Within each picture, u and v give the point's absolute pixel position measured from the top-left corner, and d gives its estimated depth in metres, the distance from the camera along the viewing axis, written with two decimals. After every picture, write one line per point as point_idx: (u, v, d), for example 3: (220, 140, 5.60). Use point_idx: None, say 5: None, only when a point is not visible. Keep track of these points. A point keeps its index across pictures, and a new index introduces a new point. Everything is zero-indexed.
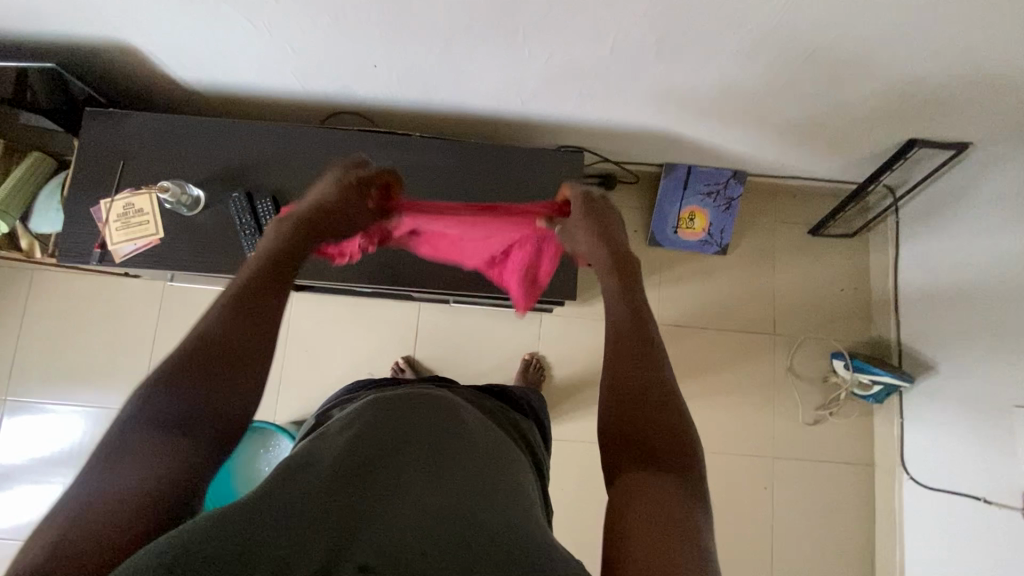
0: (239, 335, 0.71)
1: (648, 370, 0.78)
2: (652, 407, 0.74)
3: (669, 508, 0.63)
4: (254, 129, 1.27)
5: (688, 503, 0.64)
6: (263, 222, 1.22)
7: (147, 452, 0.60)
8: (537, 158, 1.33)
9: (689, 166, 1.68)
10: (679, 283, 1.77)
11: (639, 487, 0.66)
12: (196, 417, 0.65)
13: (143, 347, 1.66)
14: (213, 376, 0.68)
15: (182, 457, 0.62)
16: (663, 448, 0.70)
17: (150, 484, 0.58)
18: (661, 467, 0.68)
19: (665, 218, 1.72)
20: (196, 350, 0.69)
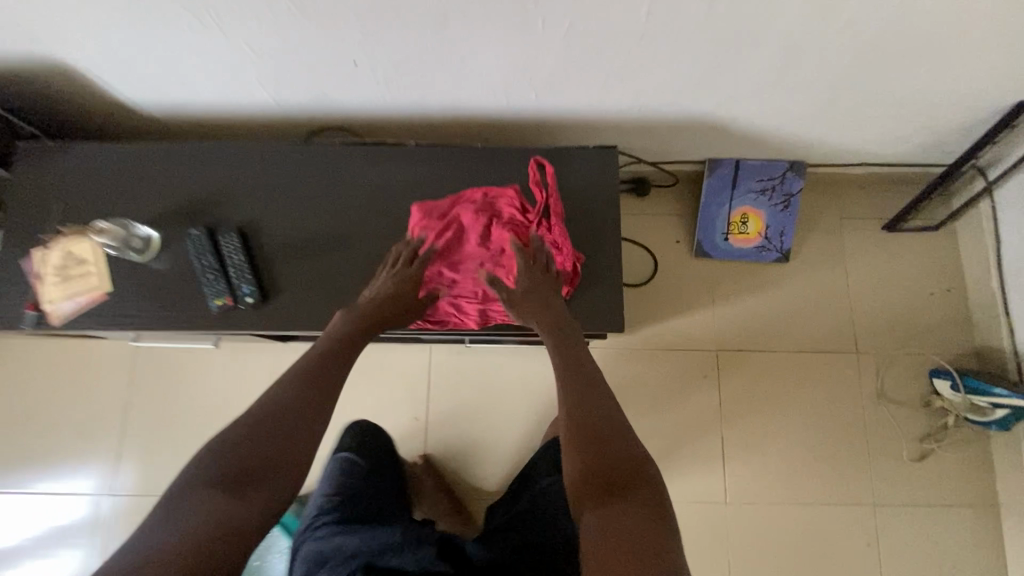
0: (292, 413, 0.76)
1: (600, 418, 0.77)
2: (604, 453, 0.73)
3: (634, 529, 0.64)
4: (216, 151, 1.05)
5: (651, 519, 0.66)
6: (228, 261, 0.98)
7: (216, 508, 0.65)
8: (560, 157, 1.08)
9: (737, 159, 1.42)
10: (735, 299, 1.49)
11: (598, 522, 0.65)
12: (257, 481, 0.69)
13: (113, 418, 1.42)
14: (271, 442, 0.73)
15: (229, 525, 0.64)
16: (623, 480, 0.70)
17: (197, 546, 0.61)
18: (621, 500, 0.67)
19: (711, 223, 1.46)
20: (255, 423, 0.74)
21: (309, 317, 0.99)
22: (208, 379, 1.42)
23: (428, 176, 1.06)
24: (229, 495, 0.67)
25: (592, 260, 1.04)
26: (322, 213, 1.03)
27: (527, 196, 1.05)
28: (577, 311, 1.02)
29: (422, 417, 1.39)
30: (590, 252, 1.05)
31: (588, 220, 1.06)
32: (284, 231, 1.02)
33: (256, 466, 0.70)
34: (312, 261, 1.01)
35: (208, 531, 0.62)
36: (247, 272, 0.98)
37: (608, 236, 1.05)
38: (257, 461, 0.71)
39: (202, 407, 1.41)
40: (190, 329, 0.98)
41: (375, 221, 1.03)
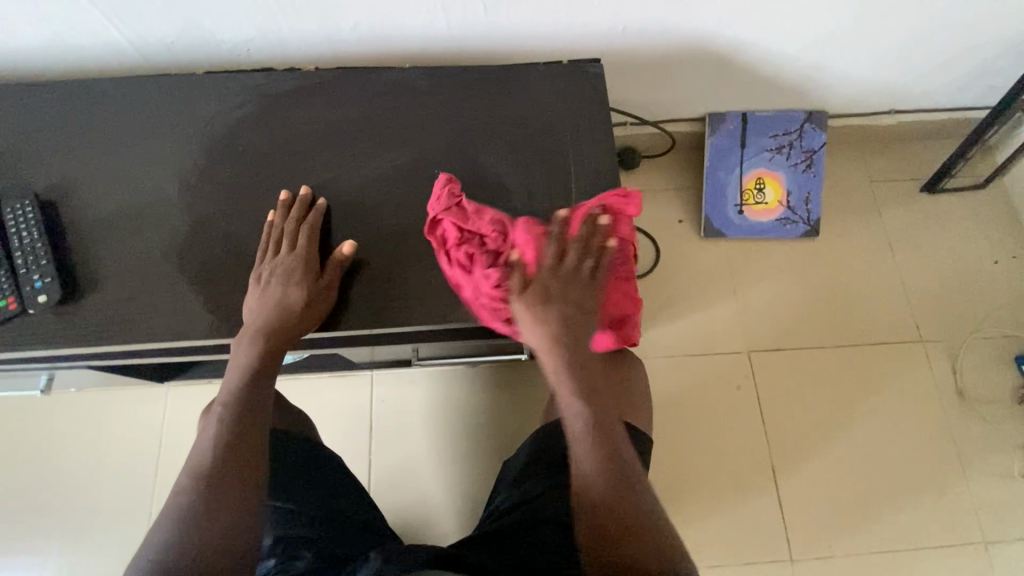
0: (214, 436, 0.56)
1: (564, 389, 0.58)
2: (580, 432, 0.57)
3: (620, 489, 0.54)
4: (19, 93, 0.72)
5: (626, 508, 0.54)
6: (16, 243, 0.63)
7: (226, 482, 0.53)
8: (521, 83, 0.79)
9: (743, 113, 1.14)
10: (760, 288, 1.17)
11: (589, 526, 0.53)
12: (250, 436, 0.56)
13: None
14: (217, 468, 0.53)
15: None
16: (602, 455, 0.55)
17: None
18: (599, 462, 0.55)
19: (721, 193, 1.17)
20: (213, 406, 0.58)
21: (149, 321, 0.63)
22: (49, 450, 1.00)
23: (338, 115, 0.75)
24: (235, 467, 0.54)
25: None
26: (173, 168, 0.69)
27: (477, 146, 0.75)
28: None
29: (363, 475, 1.00)
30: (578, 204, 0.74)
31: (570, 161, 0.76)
32: (114, 195, 0.68)
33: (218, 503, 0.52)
34: (153, 238, 0.66)
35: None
36: (47, 257, 0.63)
37: (600, 181, 0.75)
38: (242, 418, 0.57)
39: (38, 492, 0.98)
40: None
41: (258, 178, 0.70)
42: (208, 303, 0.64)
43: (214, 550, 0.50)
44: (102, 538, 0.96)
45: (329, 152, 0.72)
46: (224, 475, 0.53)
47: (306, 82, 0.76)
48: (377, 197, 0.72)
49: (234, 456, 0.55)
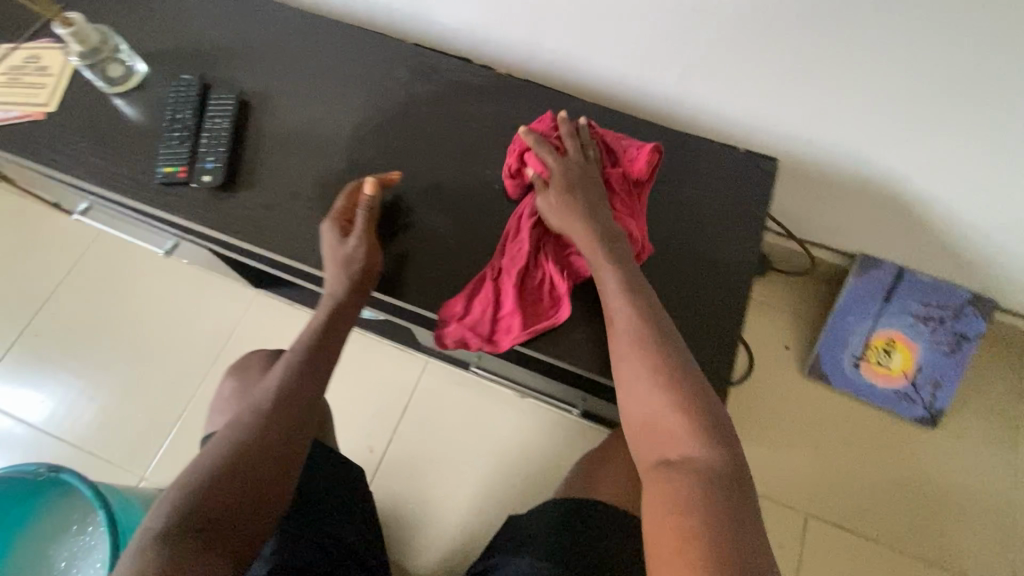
0: (303, 355, 0.61)
1: (642, 394, 0.54)
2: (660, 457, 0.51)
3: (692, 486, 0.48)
4: (261, 3, 0.81)
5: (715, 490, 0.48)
6: (207, 124, 0.71)
7: (294, 397, 0.58)
8: (693, 150, 0.77)
9: (900, 266, 1.05)
10: (842, 452, 1.06)
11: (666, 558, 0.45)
12: (278, 436, 0.56)
13: (20, 309, 1.11)
14: (295, 382, 0.59)
15: (246, 476, 0.53)
16: (682, 489, 0.48)
17: (215, 507, 0.50)
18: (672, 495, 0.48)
19: (843, 339, 1.07)
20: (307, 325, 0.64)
21: (273, 235, 0.68)
22: (144, 302, 1.10)
23: (508, 119, 0.77)
24: (297, 400, 0.58)
25: (700, 306, 0.69)
26: (353, 113, 0.75)
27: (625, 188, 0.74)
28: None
29: (379, 448, 1.01)
30: (702, 295, 0.69)
31: (709, 250, 0.72)
32: (297, 117, 0.74)
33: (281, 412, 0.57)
34: (311, 164, 0.72)
35: (234, 483, 0.52)
36: (224, 147, 0.70)
37: (729, 282, 0.70)
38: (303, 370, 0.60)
39: (120, 334, 1.09)
40: (120, 194, 0.70)
41: (417, 148, 0.74)
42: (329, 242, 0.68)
43: (238, 495, 0.52)
44: (152, 398, 1.05)
45: (487, 149, 0.75)
46: (274, 416, 0.57)
47: (493, 82, 0.79)
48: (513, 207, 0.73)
49: (289, 396, 0.58)
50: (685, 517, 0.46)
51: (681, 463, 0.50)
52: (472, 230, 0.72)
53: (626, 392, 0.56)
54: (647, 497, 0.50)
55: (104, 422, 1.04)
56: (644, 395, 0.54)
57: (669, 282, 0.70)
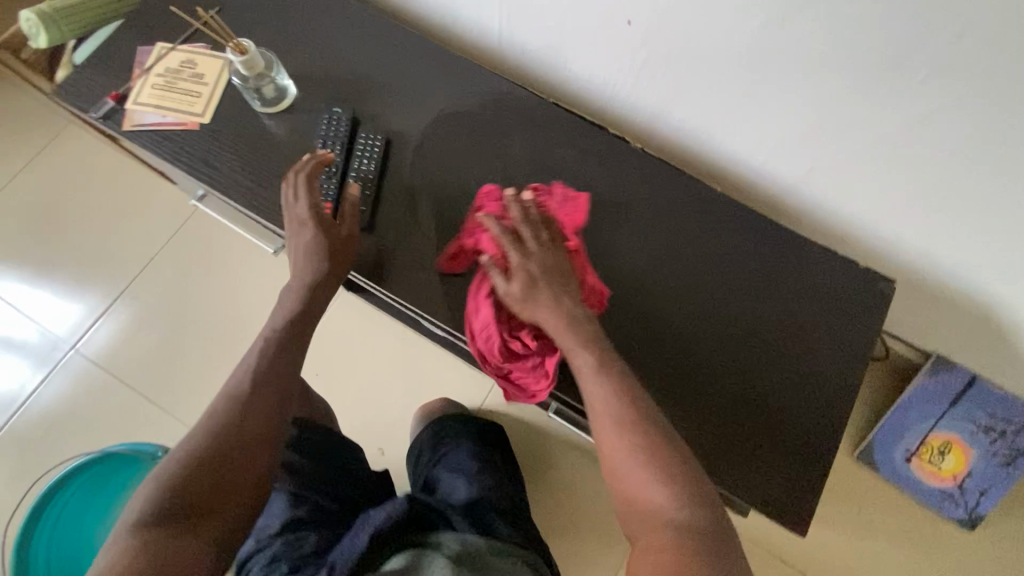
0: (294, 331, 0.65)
1: (604, 421, 0.54)
2: (624, 480, 0.51)
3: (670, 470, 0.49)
4: (410, 36, 0.81)
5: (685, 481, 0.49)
6: (356, 166, 0.76)
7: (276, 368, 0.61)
8: (819, 263, 0.79)
9: (972, 374, 1.06)
10: (872, 535, 1.11)
11: (648, 574, 0.45)
12: (265, 406, 0.58)
13: (122, 267, 1.18)
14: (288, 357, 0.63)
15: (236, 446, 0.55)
16: (656, 502, 0.48)
17: (216, 480, 0.53)
18: (646, 504, 0.49)
19: (900, 432, 1.10)
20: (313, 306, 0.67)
21: (410, 281, 0.74)
22: (236, 282, 1.16)
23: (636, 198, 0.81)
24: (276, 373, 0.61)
25: (799, 425, 0.74)
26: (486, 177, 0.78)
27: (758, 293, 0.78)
28: (755, 478, 0.72)
29: None
30: (802, 413, 0.74)
31: (818, 371, 0.76)
32: (434, 163, 0.77)
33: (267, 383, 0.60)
34: (445, 217, 0.76)
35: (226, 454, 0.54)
36: (370, 189, 0.75)
37: (830, 405, 0.74)
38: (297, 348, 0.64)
39: (212, 309, 1.15)
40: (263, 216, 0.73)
41: None
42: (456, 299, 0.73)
43: (233, 465, 0.54)
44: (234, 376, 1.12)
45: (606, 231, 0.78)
46: (262, 393, 0.59)
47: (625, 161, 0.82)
48: (647, 289, 0.79)
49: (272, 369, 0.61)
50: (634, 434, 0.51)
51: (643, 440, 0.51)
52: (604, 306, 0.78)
53: (590, 416, 0.56)
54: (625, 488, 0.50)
55: (189, 391, 1.11)
56: (612, 427, 0.53)
57: (787, 394, 0.75)
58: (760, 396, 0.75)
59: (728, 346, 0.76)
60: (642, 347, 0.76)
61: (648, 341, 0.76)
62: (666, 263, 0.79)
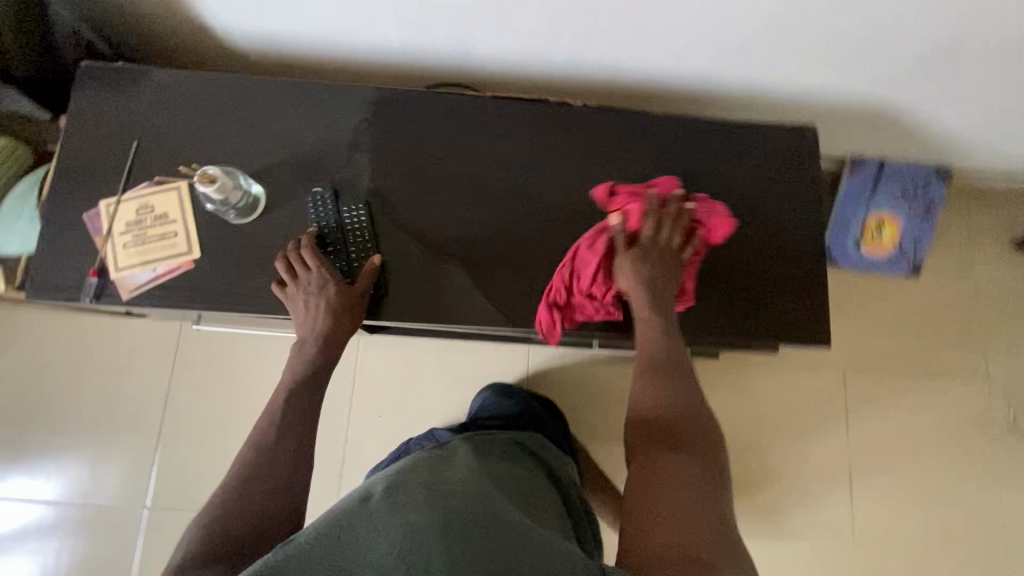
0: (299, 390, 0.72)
1: (638, 381, 0.68)
2: (650, 433, 0.64)
3: (699, 505, 0.57)
4: (336, 94, 0.84)
5: (709, 519, 0.56)
6: (351, 235, 0.80)
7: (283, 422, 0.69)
8: (748, 140, 0.89)
9: (879, 160, 1.29)
10: (859, 314, 1.35)
11: (675, 518, 0.56)
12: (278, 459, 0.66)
13: (141, 415, 1.16)
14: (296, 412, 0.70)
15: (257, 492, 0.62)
16: (666, 462, 0.61)
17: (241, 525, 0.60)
18: (656, 464, 0.61)
19: (847, 225, 1.31)
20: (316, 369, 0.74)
21: (419, 304, 0.80)
22: (259, 375, 1.17)
23: (575, 151, 0.86)
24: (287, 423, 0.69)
25: (800, 273, 0.86)
26: (466, 192, 0.83)
27: (717, 182, 0.88)
28: (768, 337, 0.84)
29: None
30: (794, 256, 0.87)
31: (790, 216, 0.88)
32: (414, 193, 0.82)
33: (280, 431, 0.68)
34: (450, 241, 0.82)
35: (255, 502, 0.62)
36: (354, 245, 0.80)
37: (800, 257, 0.87)
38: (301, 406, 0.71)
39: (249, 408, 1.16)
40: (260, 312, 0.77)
41: (521, 199, 0.84)
42: (470, 293, 0.81)
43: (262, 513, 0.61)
44: None
45: (575, 185, 0.85)
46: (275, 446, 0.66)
47: (567, 119, 0.87)
48: None
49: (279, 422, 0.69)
50: (677, 467, 0.60)
51: (683, 481, 0.59)
52: None
53: (641, 446, 0.63)
54: (641, 506, 0.58)
55: None
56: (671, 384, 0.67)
57: (772, 260, 0.86)
58: (755, 270, 0.86)
59: (710, 241, 0.86)
60: None
61: None
62: (631, 182, 0.86)
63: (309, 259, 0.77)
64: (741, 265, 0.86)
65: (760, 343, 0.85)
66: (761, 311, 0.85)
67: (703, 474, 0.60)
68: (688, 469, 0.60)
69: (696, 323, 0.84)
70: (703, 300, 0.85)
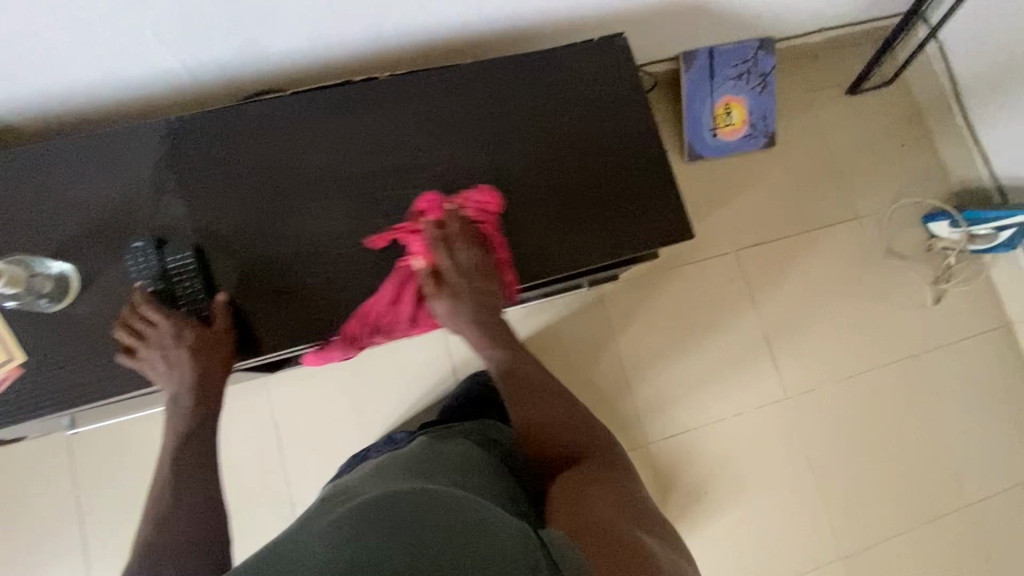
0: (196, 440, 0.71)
1: (541, 411, 0.75)
2: (565, 460, 0.71)
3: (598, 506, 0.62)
4: (119, 140, 0.77)
5: (608, 514, 0.62)
6: (184, 281, 0.74)
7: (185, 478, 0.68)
8: (563, 64, 0.89)
9: (708, 47, 1.32)
10: (735, 196, 1.42)
11: (581, 510, 0.62)
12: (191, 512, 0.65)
13: (55, 539, 1.07)
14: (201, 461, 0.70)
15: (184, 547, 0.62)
16: (579, 471, 0.68)
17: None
18: (580, 473, 0.68)
19: (698, 118, 1.36)
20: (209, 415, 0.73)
21: (288, 325, 0.77)
22: None
23: (397, 126, 0.83)
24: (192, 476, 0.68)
25: (646, 178, 0.89)
26: (296, 202, 0.79)
27: (546, 114, 0.88)
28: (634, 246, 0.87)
29: None
30: (635, 164, 0.89)
31: (618, 129, 0.89)
32: (244, 218, 0.78)
33: (182, 484, 0.67)
34: (297, 256, 0.78)
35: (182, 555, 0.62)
36: (193, 292, 0.74)
37: (643, 163, 0.89)
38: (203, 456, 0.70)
39: None
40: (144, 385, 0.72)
41: (356, 191, 0.81)
42: (339, 297, 0.79)
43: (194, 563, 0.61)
44: (252, 517, 1.11)
45: (409, 161, 0.83)
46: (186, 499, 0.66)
47: (379, 95, 0.84)
48: (473, 182, 0.85)
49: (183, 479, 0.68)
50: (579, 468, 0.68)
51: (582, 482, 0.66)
52: (457, 220, 0.84)
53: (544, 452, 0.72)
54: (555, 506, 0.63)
55: None
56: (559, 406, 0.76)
57: (617, 174, 0.88)
58: (604, 188, 0.88)
59: (556, 174, 0.87)
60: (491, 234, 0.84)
61: (504, 218, 0.85)
62: (460, 142, 0.85)
63: (148, 316, 0.71)
64: (590, 188, 0.87)
65: (628, 256, 0.87)
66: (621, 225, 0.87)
67: (603, 483, 0.67)
68: (584, 481, 0.67)
69: (565, 256, 0.85)
70: (565, 232, 0.86)
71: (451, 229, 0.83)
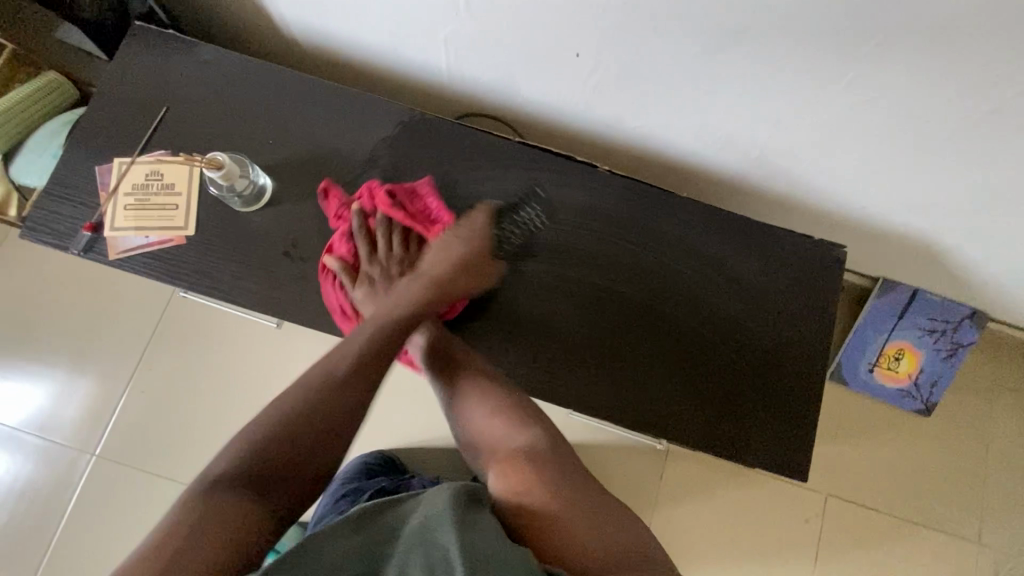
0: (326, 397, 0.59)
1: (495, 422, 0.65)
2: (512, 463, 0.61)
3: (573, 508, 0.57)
4: (366, 106, 0.84)
5: (585, 503, 0.58)
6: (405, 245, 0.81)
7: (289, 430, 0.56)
8: (769, 246, 0.86)
9: (912, 287, 1.22)
10: (855, 440, 1.28)
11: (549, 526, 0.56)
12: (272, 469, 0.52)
13: (112, 362, 1.17)
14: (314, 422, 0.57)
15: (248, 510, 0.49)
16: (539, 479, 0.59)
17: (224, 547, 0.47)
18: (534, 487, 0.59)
19: (863, 345, 1.25)
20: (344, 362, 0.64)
21: None
22: (235, 351, 1.17)
23: (589, 217, 0.85)
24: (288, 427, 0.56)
25: (791, 397, 0.82)
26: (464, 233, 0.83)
27: (726, 282, 0.85)
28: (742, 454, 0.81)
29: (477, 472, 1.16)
30: (787, 377, 0.83)
31: (799, 347, 0.84)
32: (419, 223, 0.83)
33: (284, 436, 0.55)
34: None
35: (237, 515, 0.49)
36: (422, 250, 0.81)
37: (795, 381, 0.82)
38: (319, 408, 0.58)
39: (217, 383, 1.16)
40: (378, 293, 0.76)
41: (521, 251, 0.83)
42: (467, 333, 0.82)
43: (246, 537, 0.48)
44: None
45: (580, 253, 0.84)
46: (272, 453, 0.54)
47: (590, 184, 0.86)
48: (625, 305, 0.84)
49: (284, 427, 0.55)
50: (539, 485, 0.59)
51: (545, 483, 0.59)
52: (593, 330, 0.83)
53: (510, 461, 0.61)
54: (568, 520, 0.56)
55: None
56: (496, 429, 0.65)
57: (764, 375, 0.82)
58: (744, 381, 0.82)
59: (709, 341, 0.83)
60: (614, 361, 0.82)
61: (635, 353, 0.82)
62: (634, 263, 0.85)
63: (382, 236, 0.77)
64: (731, 373, 0.82)
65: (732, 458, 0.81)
66: (742, 427, 0.81)
67: (576, 489, 0.60)
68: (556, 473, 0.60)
69: (671, 422, 0.81)
70: (684, 400, 0.81)
71: (582, 332, 0.83)
